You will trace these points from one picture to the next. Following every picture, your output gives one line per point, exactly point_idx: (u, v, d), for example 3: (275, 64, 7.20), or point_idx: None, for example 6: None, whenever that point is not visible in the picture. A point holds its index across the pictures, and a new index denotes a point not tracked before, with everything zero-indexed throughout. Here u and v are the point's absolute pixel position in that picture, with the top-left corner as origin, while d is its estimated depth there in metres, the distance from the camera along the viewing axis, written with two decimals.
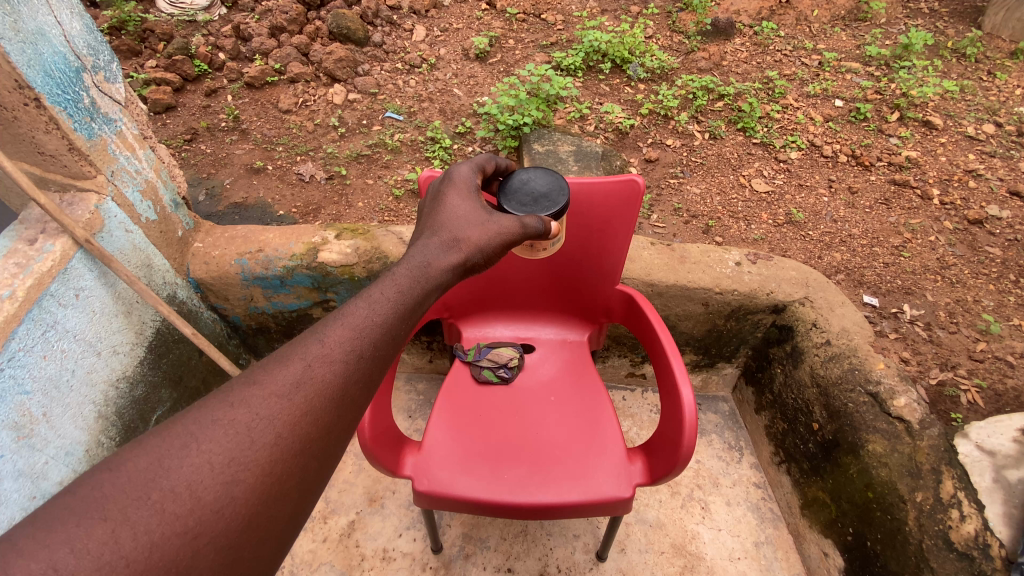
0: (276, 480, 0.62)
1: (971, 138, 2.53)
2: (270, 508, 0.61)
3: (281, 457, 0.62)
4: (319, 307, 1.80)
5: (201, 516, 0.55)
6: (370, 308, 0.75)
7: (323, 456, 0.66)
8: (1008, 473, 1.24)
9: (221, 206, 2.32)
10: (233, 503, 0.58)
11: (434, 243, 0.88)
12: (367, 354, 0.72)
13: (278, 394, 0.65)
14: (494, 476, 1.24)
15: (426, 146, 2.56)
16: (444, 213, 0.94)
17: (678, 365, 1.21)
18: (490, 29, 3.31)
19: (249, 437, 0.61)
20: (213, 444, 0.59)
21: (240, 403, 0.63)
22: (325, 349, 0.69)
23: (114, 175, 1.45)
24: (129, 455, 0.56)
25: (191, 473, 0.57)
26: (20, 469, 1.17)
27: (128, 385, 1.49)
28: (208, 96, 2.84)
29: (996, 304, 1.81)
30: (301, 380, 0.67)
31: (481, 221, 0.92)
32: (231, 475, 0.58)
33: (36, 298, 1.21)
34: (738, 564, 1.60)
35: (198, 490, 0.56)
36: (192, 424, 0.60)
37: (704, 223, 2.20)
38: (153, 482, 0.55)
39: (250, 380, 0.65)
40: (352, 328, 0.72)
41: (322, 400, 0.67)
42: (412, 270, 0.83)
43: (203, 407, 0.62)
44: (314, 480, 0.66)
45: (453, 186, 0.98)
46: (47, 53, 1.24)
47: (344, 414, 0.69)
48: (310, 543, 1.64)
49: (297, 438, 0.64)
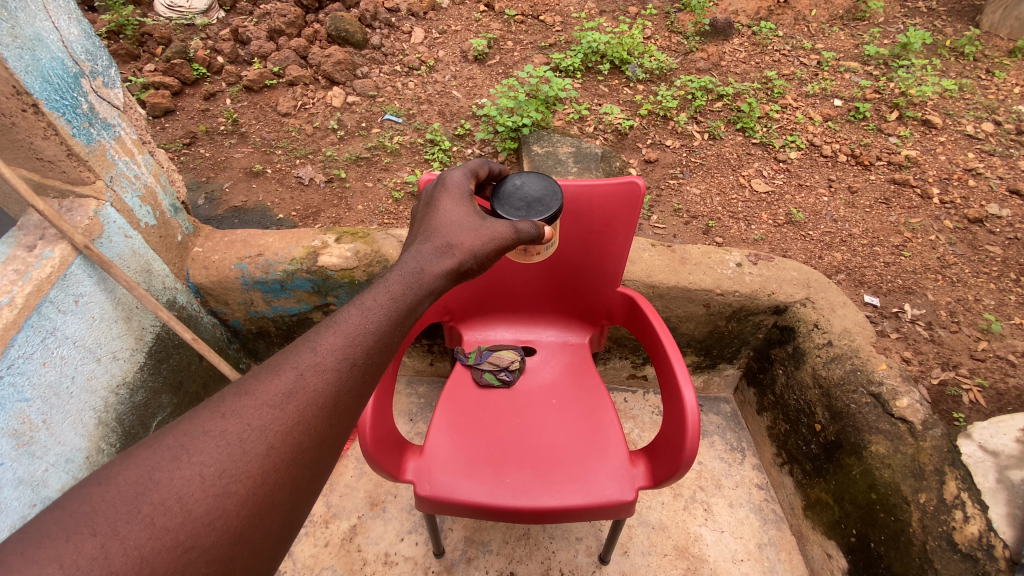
0: (268, 491, 0.61)
1: (970, 137, 2.53)
2: (263, 520, 0.60)
3: (273, 468, 0.62)
4: (319, 311, 1.79)
5: (192, 529, 0.55)
6: (363, 316, 0.75)
7: (316, 465, 0.66)
8: (1012, 474, 1.23)
9: (221, 210, 2.32)
10: (224, 515, 0.57)
11: (428, 250, 0.88)
12: (359, 362, 0.72)
13: (270, 404, 0.65)
14: (493, 481, 1.23)
15: (425, 149, 2.55)
16: (439, 218, 0.93)
17: (679, 368, 1.20)
18: (488, 31, 3.31)
19: (241, 448, 0.61)
20: (203, 455, 0.59)
21: (231, 414, 0.63)
22: (317, 357, 0.69)
23: (113, 180, 1.45)
24: (120, 468, 0.56)
25: (182, 486, 0.56)
26: (20, 477, 1.16)
27: (128, 391, 1.48)
28: (207, 100, 2.84)
29: (997, 303, 1.81)
30: (294, 389, 0.66)
31: (476, 226, 0.92)
32: (222, 487, 0.58)
33: (36, 304, 1.20)
34: (741, 567, 1.59)
35: (190, 502, 0.56)
36: (183, 435, 0.59)
37: (705, 224, 2.20)
38: (143, 495, 0.55)
39: (243, 391, 0.65)
40: (345, 335, 0.72)
41: (313, 409, 0.67)
42: (405, 275, 0.83)
43: (194, 420, 0.61)
44: (308, 490, 0.65)
45: (447, 192, 0.98)
46: (45, 59, 1.24)
47: (338, 423, 0.69)
48: (311, 547, 1.64)
49: (290, 448, 0.64)
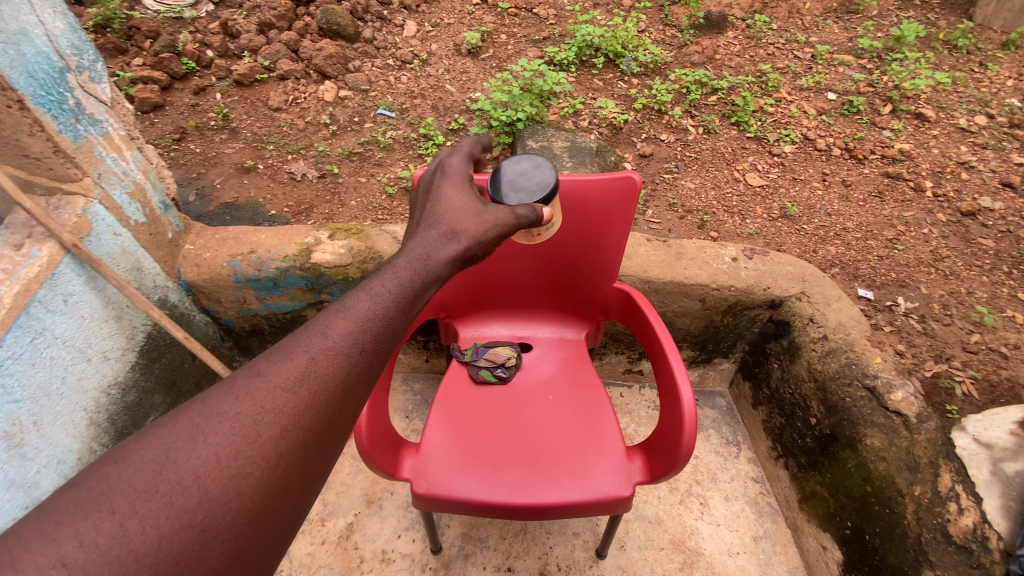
0: (282, 473, 0.61)
1: (963, 130, 2.54)
2: (276, 502, 0.60)
3: (287, 449, 0.61)
4: (313, 309, 1.78)
5: (209, 509, 0.54)
6: (371, 302, 0.74)
7: (327, 449, 0.65)
8: (1006, 467, 1.24)
9: (212, 206, 2.29)
10: (239, 496, 0.56)
11: (432, 236, 0.87)
12: (369, 347, 0.71)
13: (283, 386, 0.63)
14: (494, 475, 1.23)
15: (419, 144, 2.53)
16: (441, 205, 0.92)
17: (677, 364, 1.20)
18: (482, 23, 3.27)
19: (255, 429, 0.60)
20: (218, 437, 0.58)
21: (244, 396, 0.61)
22: (328, 341, 0.68)
23: (101, 177, 1.42)
24: (136, 447, 0.55)
25: (198, 466, 0.55)
26: (12, 479, 1.15)
27: (120, 390, 1.46)
28: (197, 94, 2.80)
29: (990, 295, 1.82)
30: (306, 373, 0.65)
31: (478, 212, 0.91)
32: (237, 468, 0.57)
33: (24, 305, 1.18)
34: (737, 559, 1.60)
35: (206, 482, 0.55)
36: (198, 416, 0.58)
37: (699, 218, 2.19)
38: (160, 474, 0.54)
39: (256, 373, 0.64)
40: (354, 320, 0.71)
41: (325, 394, 0.65)
42: (411, 262, 0.81)
43: (207, 401, 0.60)
44: (319, 472, 0.65)
45: (447, 179, 0.97)
46: (30, 54, 1.21)
47: (347, 407, 0.68)
48: (308, 545, 1.63)
49: (302, 431, 0.63)
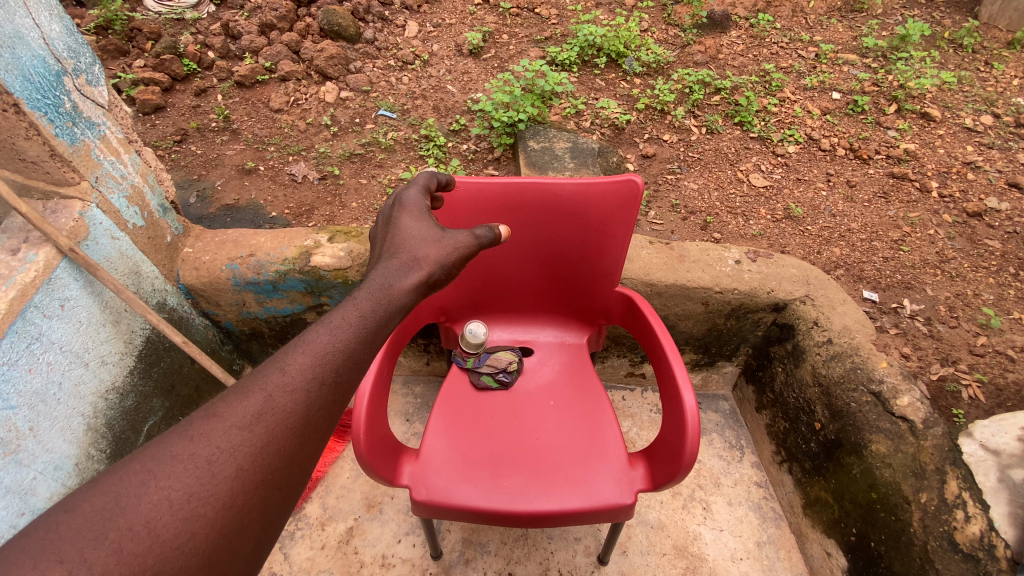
0: (238, 513, 0.60)
1: (969, 130, 2.51)
2: (232, 542, 0.59)
3: (243, 489, 0.61)
4: (312, 312, 1.76)
5: (160, 554, 0.53)
6: (332, 335, 0.74)
7: (286, 487, 0.65)
8: (1013, 473, 1.21)
9: (213, 208, 2.29)
10: (193, 539, 0.55)
11: (393, 266, 0.89)
12: (329, 380, 0.71)
13: (239, 425, 0.63)
14: (494, 483, 1.21)
15: (420, 145, 2.52)
16: (400, 235, 0.95)
17: (679, 369, 1.18)
18: (483, 24, 3.26)
19: (210, 470, 0.59)
20: (171, 480, 0.57)
21: (199, 437, 0.60)
22: (285, 378, 0.68)
23: (98, 180, 1.41)
24: (87, 494, 0.54)
25: (149, 511, 0.54)
26: (8, 486, 1.16)
27: (117, 395, 1.46)
28: (198, 96, 2.79)
29: (996, 297, 1.80)
30: (263, 411, 0.65)
31: (438, 238, 0.95)
32: (191, 511, 0.56)
33: (19, 310, 1.18)
34: (740, 565, 1.58)
35: (158, 527, 0.54)
36: (151, 460, 0.57)
37: (703, 220, 2.17)
38: (110, 520, 0.53)
39: (211, 413, 0.63)
40: (314, 354, 0.71)
41: (282, 430, 0.66)
42: (373, 293, 0.83)
43: (159, 443, 0.59)
44: (276, 510, 0.65)
45: (404, 210, 1.00)
46: (25, 57, 1.20)
47: (307, 443, 0.68)
48: (308, 550, 1.62)
49: (259, 470, 0.63)
